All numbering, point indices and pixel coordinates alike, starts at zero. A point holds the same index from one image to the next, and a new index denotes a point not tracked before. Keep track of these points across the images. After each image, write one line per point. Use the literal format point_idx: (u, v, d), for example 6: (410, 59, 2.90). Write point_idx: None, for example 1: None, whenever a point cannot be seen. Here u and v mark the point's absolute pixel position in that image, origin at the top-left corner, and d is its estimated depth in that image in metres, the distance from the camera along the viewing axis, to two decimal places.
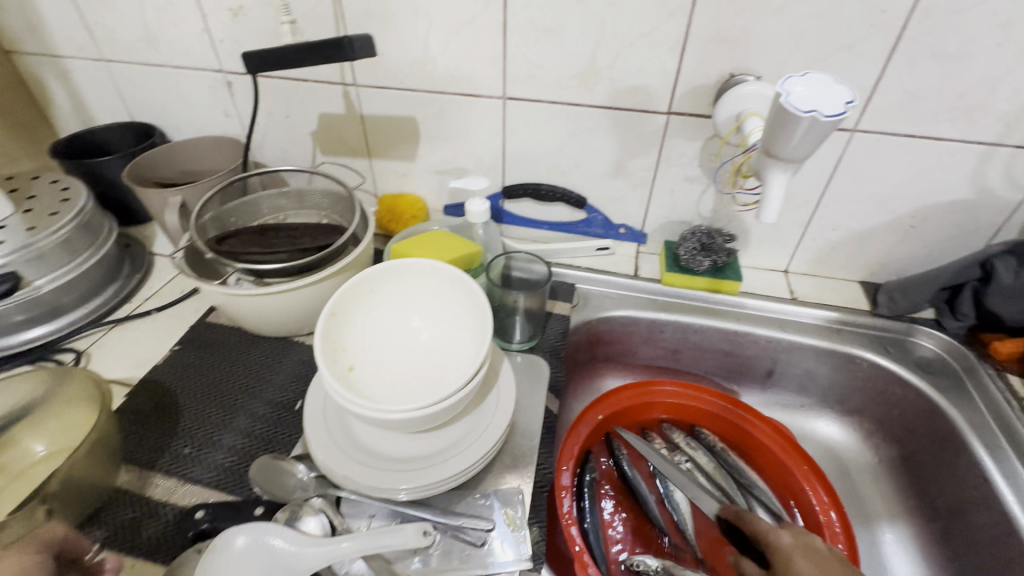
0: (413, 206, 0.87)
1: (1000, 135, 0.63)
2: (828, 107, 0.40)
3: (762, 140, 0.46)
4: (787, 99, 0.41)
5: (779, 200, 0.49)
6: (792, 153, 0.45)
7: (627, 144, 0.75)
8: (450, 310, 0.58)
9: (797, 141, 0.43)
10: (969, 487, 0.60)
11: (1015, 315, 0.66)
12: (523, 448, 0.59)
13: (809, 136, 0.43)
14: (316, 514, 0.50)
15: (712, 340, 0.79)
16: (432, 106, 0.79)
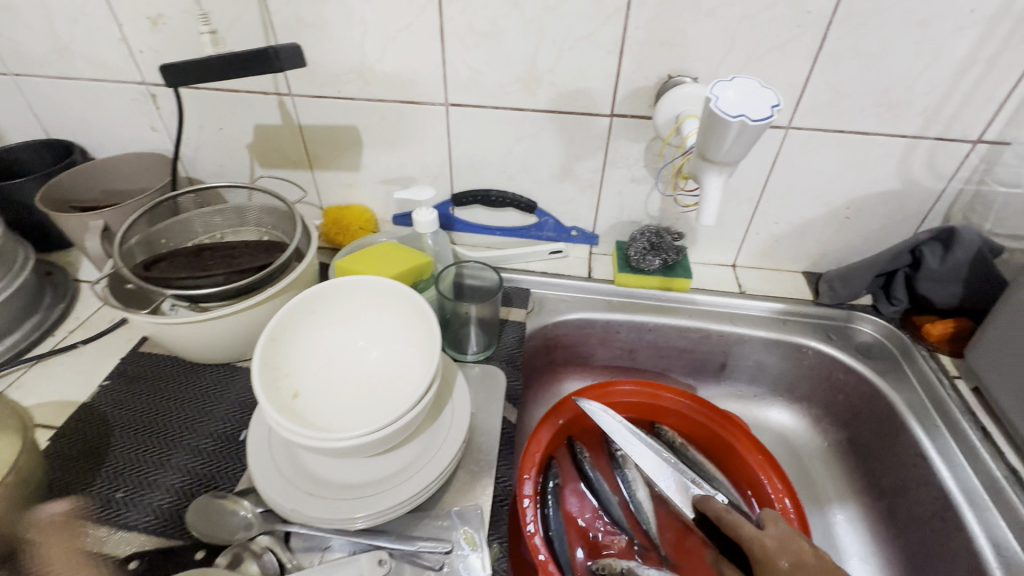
0: (360, 217, 0.84)
1: (921, 128, 0.66)
2: (756, 112, 0.41)
3: (697, 144, 0.46)
4: (717, 104, 0.41)
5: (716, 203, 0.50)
6: (725, 156, 0.45)
7: (573, 147, 0.75)
8: (398, 327, 0.57)
9: (729, 145, 0.44)
10: (910, 466, 0.63)
11: (944, 298, 0.70)
12: (481, 463, 0.58)
13: (740, 139, 0.43)
14: (262, 554, 0.49)
15: (666, 337, 0.80)
16: (374, 115, 0.76)
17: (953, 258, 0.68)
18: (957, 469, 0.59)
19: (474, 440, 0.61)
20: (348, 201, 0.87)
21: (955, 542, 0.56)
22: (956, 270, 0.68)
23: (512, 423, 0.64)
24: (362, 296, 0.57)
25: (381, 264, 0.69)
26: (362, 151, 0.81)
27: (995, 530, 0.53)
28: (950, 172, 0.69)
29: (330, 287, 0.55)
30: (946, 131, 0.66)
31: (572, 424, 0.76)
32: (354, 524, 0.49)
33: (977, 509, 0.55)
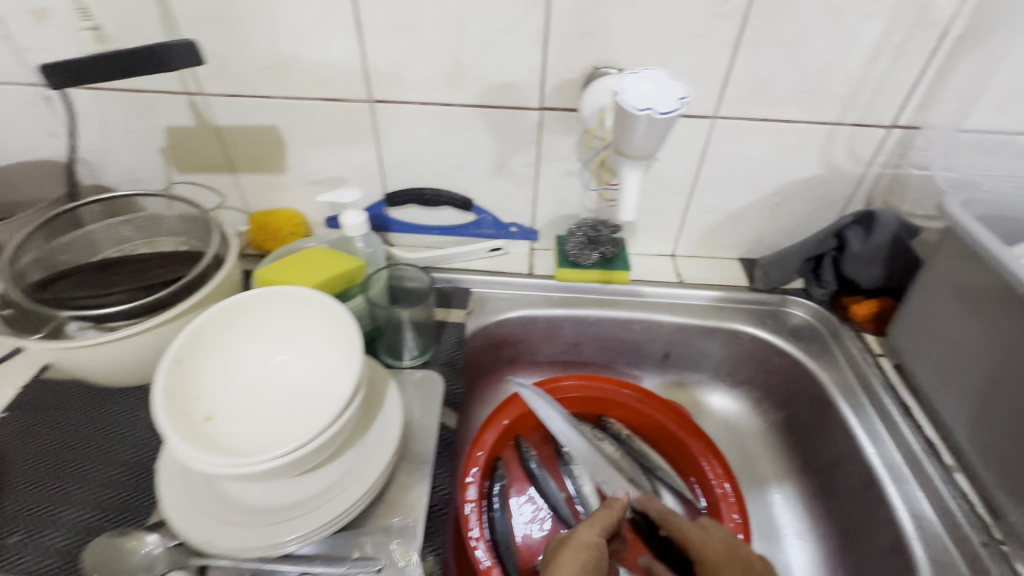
0: (289, 221, 0.80)
1: (840, 115, 0.68)
2: (663, 105, 0.42)
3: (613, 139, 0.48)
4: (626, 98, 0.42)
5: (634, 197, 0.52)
6: (640, 149, 0.47)
7: (505, 142, 0.73)
8: (318, 338, 0.54)
9: (640, 138, 0.45)
10: (839, 445, 0.65)
11: (868, 280, 0.73)
12: (415, 475, 0.56)
13: (650, 132, 0.44)
14: None
15: (609, 329, 0.80)
16: (294, 114, 0.72)
17: (874, 240, 0.71)
18: (881, 445, 0.61)
19: (408, 450, 0.59)
20: (275, 204, 0.83)
21: (879, 516, 0.58)
22: (877, 252, 0.71)
23: (452, 429, 0.63)
24: (278, 308, 0.54)
25: (304, 273, 0.65)
26: (286, 152, 0.76)
27: (915, 503, 0.56)
28: (869, 157, 0.71)
29: (239, 301, 0.52)
30: (863, 117, 0.68)
31: (518, 423, 0.76)
32: (279, 549, 0.47)
33: (899, 483, 0.57)
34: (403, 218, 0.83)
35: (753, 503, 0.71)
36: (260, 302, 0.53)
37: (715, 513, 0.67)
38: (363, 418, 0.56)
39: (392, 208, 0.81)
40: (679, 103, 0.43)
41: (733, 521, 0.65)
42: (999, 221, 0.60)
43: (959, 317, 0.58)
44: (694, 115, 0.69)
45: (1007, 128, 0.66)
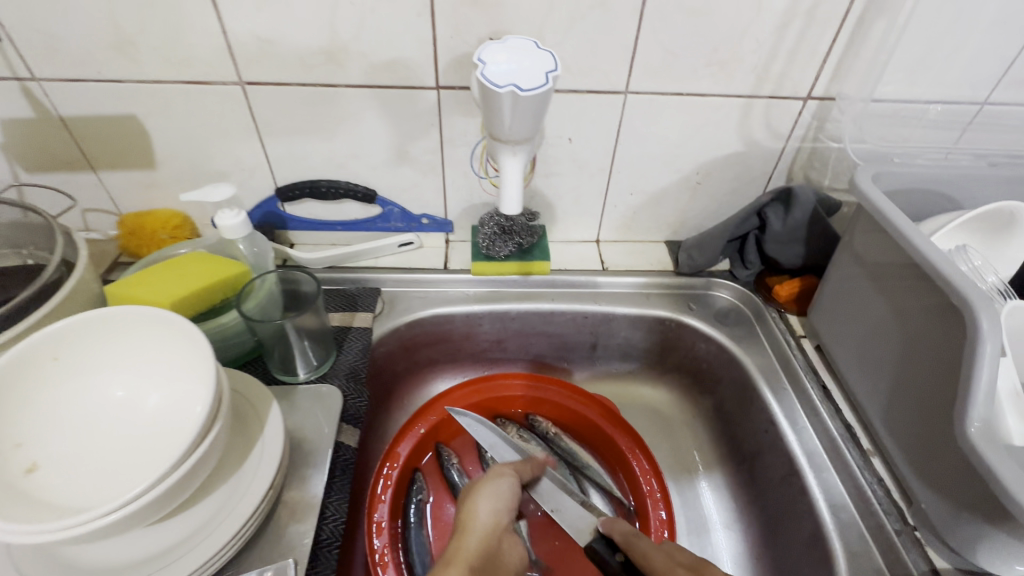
0: (167, 221, 0.71)
1: (754, 87, 0.64)
2: (524, 82, 0.41)
3: (486, 126, 0.46)
4: (485, 75, 0.40)
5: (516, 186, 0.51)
6: (513, 133, 0.45)
7: (403, 126, 0.66)
8: (173, 364, 0.46)
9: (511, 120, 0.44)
10: (762, 433, 0.63)
11: (790, 259, 0.71)
12: (301, 507, 0.51)
13: (517, 114, 0.43)
14: None
15: (532, 324, 0.76)
16: (154, 100, 0.63)
17: (793, 218, 0.68)
18: (801, 432, 0.59)
19: (299, 476, 0.53)
20: (151, 204, 0.73)
21: (799, 506, 0.56)
22: (796, 231, 0.69)
23: (353, 447, 0.58)
24: (122, 331, 0.46)
25: (169, 284, 0.56)
26: (152, 144, 0.67)
27: (832, 490, 0.54)
28: (786, 130, 0.68)
29: (68, 327, 0.44)
30: (778, 89, 0.64)
31: (437, 429, 0.71)
32: None
33: (818, 470, 0.56)
34: (301, 213, 0.75)
35: (681, 496, 0.69)
36: (98, 327, 0.45)
37: (641, 511, 0.65)
38: (239, 448, 0.49)
39: (287, 203, 0.73)
40: (549, 80, 0.42)
41: (658, 519, 0.63)
42: (911, 195, 0.58)
43: (870, 296, 0.56)
44: (603, 91, 0.64)
45: (920, 97, 0.64)
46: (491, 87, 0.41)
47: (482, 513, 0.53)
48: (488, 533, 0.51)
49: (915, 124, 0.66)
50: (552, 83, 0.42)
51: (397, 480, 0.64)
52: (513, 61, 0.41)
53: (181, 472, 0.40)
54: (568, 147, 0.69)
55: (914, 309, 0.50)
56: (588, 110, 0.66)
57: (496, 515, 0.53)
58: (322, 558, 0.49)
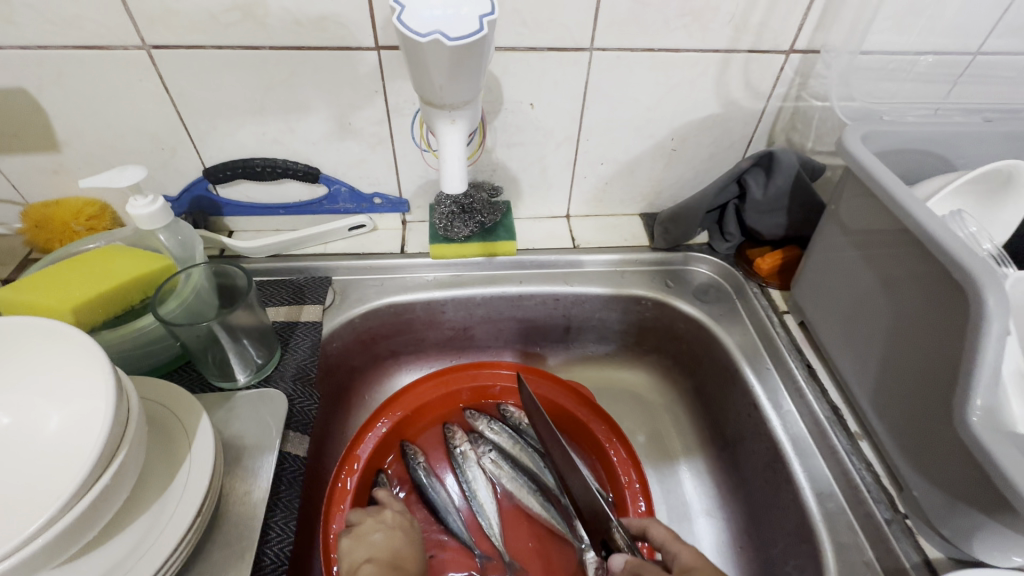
0: (80, 211, 0.62)
1: (732, 40, 0.58)
2: (452, 29, 0.34)
3: (418, 89, 0.40)
4: (403, 22, 0.34)
5: (459, 159, 0.45)
6: (448, 95, 0.39)
7: (342, 94, 0.59)
8: (73, 385, 0.39)
9: (443, 82, 0.38)
10: (744, 416, 0.60)
11: (771, 230, 0.66)
12: (238, 530, 0.45)
13: (449, 69, 0.37)
14: None
15: (499, 308, 0.70)
16: (43, 71, 0.54)
17: (775, 186, 0.63)
18: (785, 416, 0.56)
19: (238, 496, 0.48)
20: (63, 192, 0.65)
21: (784, 494, 0.53)
22: (778, 199, 0.64)
23: (301, 456, 0.52)
24: (13, 346, 0.39)
25: (77, 283, 0.49)
26: (51, 123, 0.58)
27: (818, 477, 0.51)
28: (767, 89, 0.63)
29: None
30: (758, 42, 0.58)
31: (401, 426, 0.66)
32: None
33: (804, 456, 0.53)
34: (237, 197, 0.67)
35: (661, 482, 0.66)
36: None
37: (620, 505, 0.61)
38: (160, 476, 0.43)
39: (220, 186, 0.66)
40: (485, 28, 0.36)
41: (637, 511, 0.59)
42: (902, 157, 0.54)
43: (855, 267, 0.52)
44: (565, 48, 0.57)
45: (911, 47, 0.58)
46: (413, 38, 0.35)
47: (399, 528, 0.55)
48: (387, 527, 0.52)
49: (904, 78, 0.61)
50: (488, 31, 0.36)
51: (358, 483, 0.59)
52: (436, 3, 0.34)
53: (67, 520, 0.34)
54: (530, 114, 0.62)
55: (903, 281, 0.46)
56: (550, 71, 0.59)
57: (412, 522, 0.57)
58: None
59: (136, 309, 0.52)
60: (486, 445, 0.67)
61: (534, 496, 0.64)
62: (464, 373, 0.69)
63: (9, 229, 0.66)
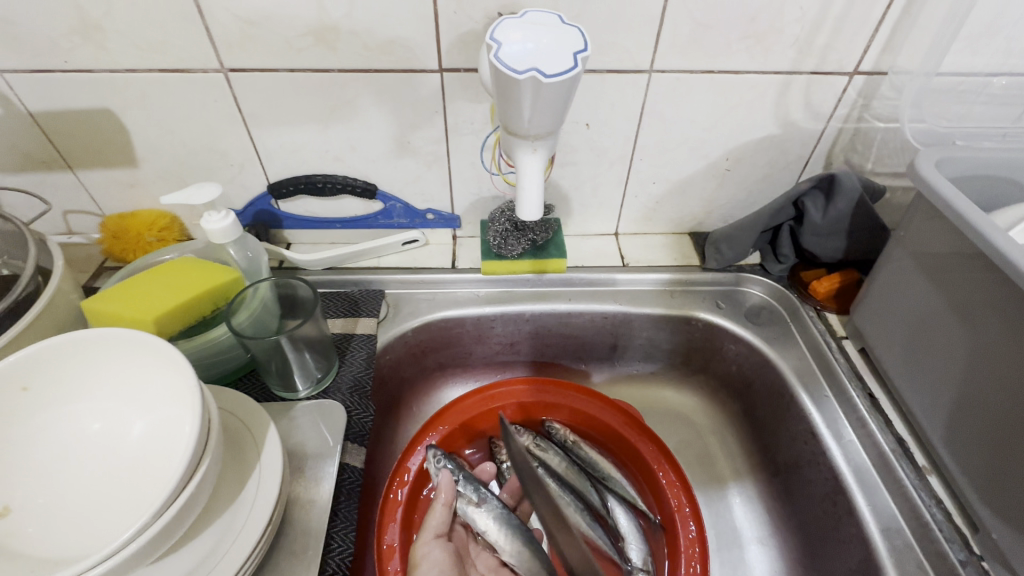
0: (153, 223, 0.66)
1: (795, 62, 0.57)
2: (549, 66, 0.36)
3: (503, 119, 0.42)
4: (499, 59, 0.36)
5: (537, 186, 0.46)
6: (534, 127, 0.41)
7: (403, 114, 0.60)
8: (159, 395, 0.42)
9: (532, 114, 0.39)
10: (800, 443, 0.58)
11: (829, 252, 0.65)
12: (300, 540, 0.47)
13: (539, 103, 0.38)
14: None
15: (547, 325, 0.71)
16: (129, 92, 0.57)
17: (835, 209, 0.62)
18: (847, 446, 0.54)
19: (300, 506, 0.49)
20: (137, 204, 0.68)
21: (845, 528, 0.52)
22: (838, 222, 0.63)
23: (359, 468, 0.53)
24: (106, 354, 0.42)
25: (155, 294, 0.51)
26: (131, 140, 0.61)
27: (883, 511, 0.50)
28: (828, 110, 0.62)
29: (35, 353, 0.40)
30: (821, 63, 0.57)
31: (448, 439, 0.66)
32: None
33: (867, 488, 0.51)
34: (297, 211, 0.70)
35: (710, 506, 0.65)
36: (73, 349, 0.41)
37: (669, 527, 0.60)
38: (232, 483, 0.45)
39: (282, 201, 0.68)
40: (576, 63, 0.38)
41: (688, 536, 0.58)
42: (975, 182, 0.52)
43: (923, 290, 0.51)
44: (625, 71, 0.57)
45: (981, 68, 0.57)
46: (508, 74, 0.37)
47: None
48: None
49: (974, 99, 0.59)
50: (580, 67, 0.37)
51: (407, 498, 0.59)
52: (534, 42, 0.36)
53: (159, 524, 0.36)
54: (585, 134, 0.63)
55: (981, 308, 0.45)
56: (609, 93, 0.59)
57: (432, 534, 0.54)
58: None
59: (207, 319, 0.55)
60: (533, 462, 0.65)
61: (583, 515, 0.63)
62: (510, 389, 0.68)
63: (87, 239, 0.70)
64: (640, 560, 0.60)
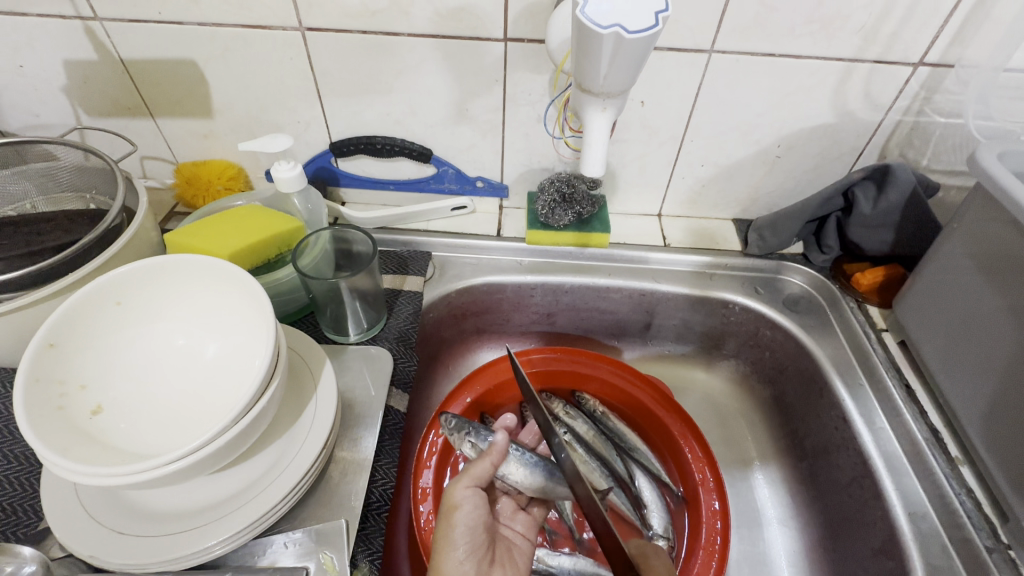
0: (222, 172, 0.70)
1: (860, 49, 0.57)
2: (632, 22, 0.38)
3: (581, 78, 0.45)
4: (584, 12, 0.38)
5: (600, 144, 0.49)
6: (607, 82, 0.43)
7: (465, 82, 0.63)
8: (237, 320, 0.46)
9: (608, 69, 0.42)
10: (831, 429, 0.59)
11: (875, 245, 0.65)
12: (349, 466, 0.50)
13: (617, 57, 0.40)
14: None
15: (586, 298, 0.73)
16: (214, 45, 0.61)
17: (886, 200, 0.62)
18: (878, 433, 0.55)
19: (351, 437, 0.52)
20: (209, 154, 0.72)
21: (871, 510, 0.53)
22: (888, 215, 0.62)
23: (402, 411, 0.56)
24: (193, 279, 0.46)
25: (225, 235, 0.55)
26: (209, 92, 0.65)
27: (911, 497, 0.51)
28: (888, 101, 0.61)
29: (133, 271, 0.44)
30: (885, 52, 0.57)
31: (481, 400, 0.67)
32: (177, 564, 0.41)
33: (897, 475, 0.52)
34: (355, 171, 0.73)
35: (733, 487, 0.66)
36: (163, 272, 0.45)
37: (693, 500, 0.62)
38: (290, 411, 0.48)
39: (342, 160, 0.72)
40: (656, 22, 0.39)
41: (710, 509, 0.60)
42: None
43: (975, 289, 0.50)
44: (685, 49, 0.58)
45: None
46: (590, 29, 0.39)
47: (464, 526, 0.49)
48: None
49: None
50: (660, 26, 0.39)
51: (440, 447, 0.61)
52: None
53: (237, 429, 0.38)
54: (639, 111, 0.64)
55: None
56: (667, 71, 0.60)
57: (473, 482, 0.52)
58: (372, 521, 0.48)
59: (272, 262, 0.59)
60: (563, 427, 0.67)
61: (607, 480, 0.65)
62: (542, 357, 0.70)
63: (161, 184, 0.76)
64: (660, 527, 0.63)
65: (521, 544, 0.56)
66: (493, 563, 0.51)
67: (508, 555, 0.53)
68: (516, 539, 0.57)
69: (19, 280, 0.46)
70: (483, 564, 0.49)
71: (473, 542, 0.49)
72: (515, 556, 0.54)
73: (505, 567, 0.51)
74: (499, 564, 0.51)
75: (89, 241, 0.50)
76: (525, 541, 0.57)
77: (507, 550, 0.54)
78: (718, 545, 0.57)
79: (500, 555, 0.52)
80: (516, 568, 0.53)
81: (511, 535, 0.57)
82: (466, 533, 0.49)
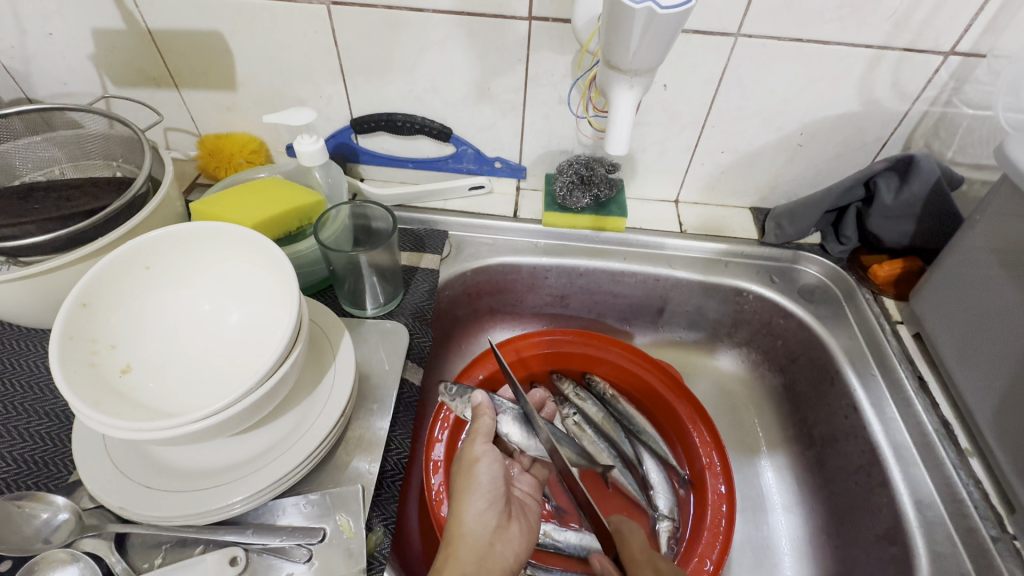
0: (244, 145, 0.71)
1: (889, 36, 0.56)
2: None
3: (610, 55, 0.45)
4: None
5: (626, 121, 0.49)
6: (636, 60, 0.43)
7: (487, 61, 0.62)
8: (261, 289, 0.48)
9: (638, 45, 0.42)
10: (840, 418, 0.60)
11: (894, 237, 0.65)
12: (365, 435, 0.52)
13: (647, 33, 0.40)
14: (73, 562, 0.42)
15: (600, 282, 0.73)
16: (239, 17, 0.61)
17: (909, 191, 0.61)
18: (888, 423, 0.55)
19: (367, 408, 0.53)
20: (231, 127, 0.73)
21: (877, 497, 0.54)
22: (910, 206, 0.62)
23: (417, 385, 0.57)
24: (219, 247, 0.47)
25: (249, 206, 0.56)
26: (233, 64, 0.66)
27: (919, 488, 0.51)
28: (916, 91, 0.61)
29: (162, 237, 0.45)
30: (915, 40, 0.56)
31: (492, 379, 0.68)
32: (202, 518, 0.42)
33: (906, 465, 0.52)
34: (374, 148, 0.74)
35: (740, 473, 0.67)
36: (190, 239, 0.46)
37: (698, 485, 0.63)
38: (310, 378, 0.50)
39: (361, 136, 0.72)
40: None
41: (716, 492, 0.61)
42: None
43: (995, 283, 0.50)
44: (710, 32, 0.58)
45: None
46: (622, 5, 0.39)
47: (484, 478, 0.52)
48: (486, 542, 0.48)
49: None
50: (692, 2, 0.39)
51: (452, 421, 0.62)
52: None
53: (260, 393, 0.39)
54: (661, 95, 0.64)
55: None
56: (692, 54, 0.60)
57: (487, 438, 0.55)
58: (387, 488, 0.50)
59: (293, 235, 0.59)
60: (571, 408, 0.68)
61: (614, 460, 0.66)
62: (551, 338, 0.70)
63: (184, 155, 0.77)
64: (666, 508, 0.64)
65: (531, 504, 0.59)
66: (510, 518, 0.53)
67: (522, 512, 0.56)
68: (527, 498, 0.59)
69: (49, 243, 0.47)
70: (502, 517, 0.52)
71: (494, 493, 0.52)
72: (527, 513, 0.56)
73: (521, 522, 0.54)
74: (514, 518, 0.54)
75: (117, 207, 0.51)
76: (535, 500, 0.60)
77: (521, 507, 0.56)
78: (723, 526, 0.58)
79: (516, 511, 0.55)
80: (529, 525, 0.55)
81: (522, 495, 0.59)
82: (483, 485, 0.52)
